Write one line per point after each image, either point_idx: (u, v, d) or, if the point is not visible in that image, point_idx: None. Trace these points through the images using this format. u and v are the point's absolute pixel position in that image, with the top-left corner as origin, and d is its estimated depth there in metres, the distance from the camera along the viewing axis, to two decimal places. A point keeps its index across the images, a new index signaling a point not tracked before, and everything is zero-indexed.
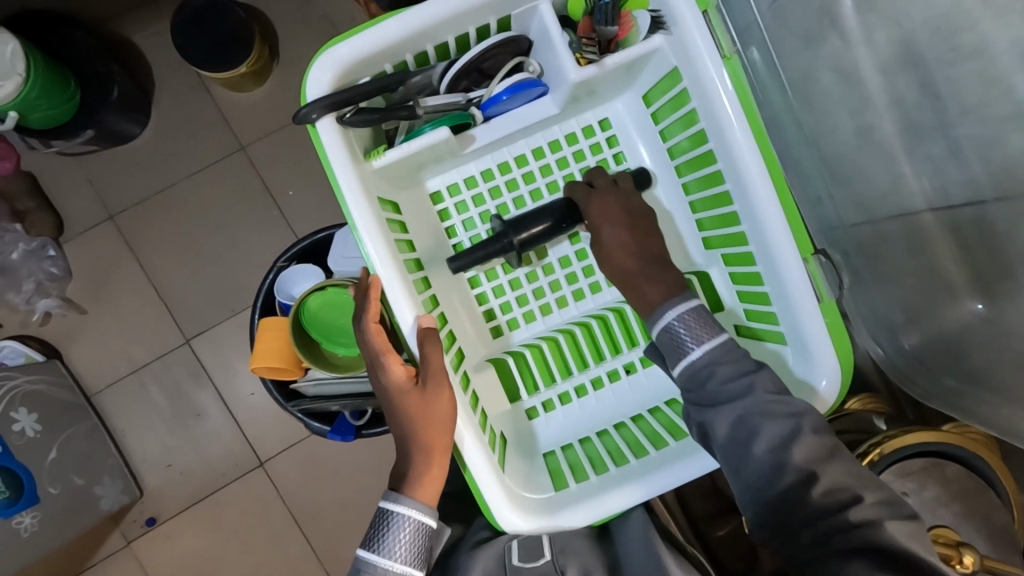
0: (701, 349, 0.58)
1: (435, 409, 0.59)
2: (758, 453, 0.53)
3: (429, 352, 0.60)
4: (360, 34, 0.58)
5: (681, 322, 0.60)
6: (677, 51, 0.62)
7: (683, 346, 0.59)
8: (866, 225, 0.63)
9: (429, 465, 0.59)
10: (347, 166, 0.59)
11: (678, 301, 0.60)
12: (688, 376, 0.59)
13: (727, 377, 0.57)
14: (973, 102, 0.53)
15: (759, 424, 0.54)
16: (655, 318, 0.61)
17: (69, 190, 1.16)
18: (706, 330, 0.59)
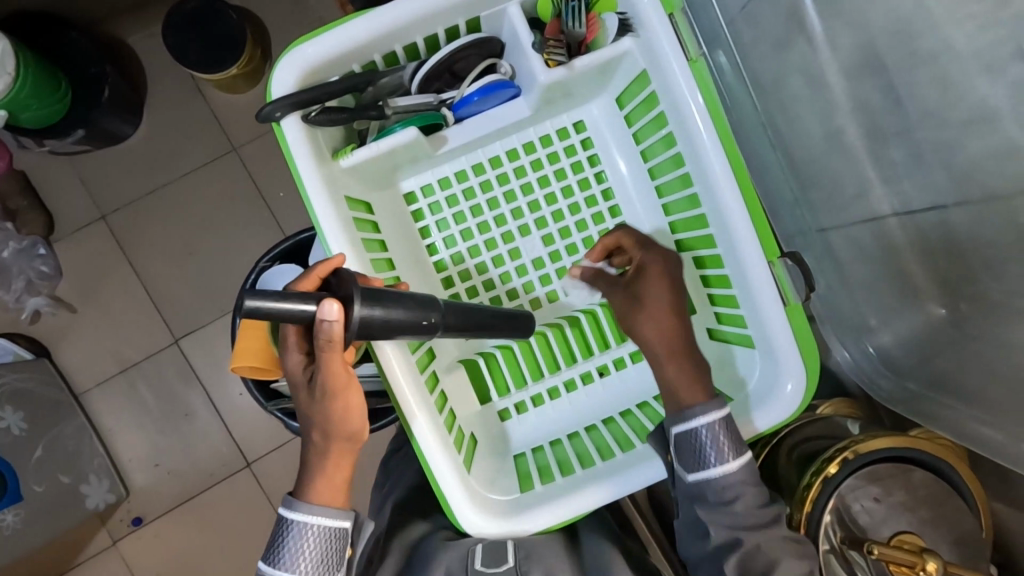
0: (722, 467, 0.57)
1: (351, 415, 0.56)
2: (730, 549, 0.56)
3: (324, 362, 0.51)
4: (326, 34, 0.59)
5: (709, 432, 0.57)
6: (645, 54, 0.62)
7: (701, 456, 0.57)
8: (835, 230, 0.62)
9: (338, 468, 0.58)
10: (311, 166, 0.60)
11: (713, 410, 0.57)
12: (696, 484, 0.58)
13: (736, 499, 0.56)
14: (933, 104, 0.53)
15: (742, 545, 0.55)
16: (682, 418, 0.58)
17: (61, 189, 1.17)
18: (730, 451, 0.57)
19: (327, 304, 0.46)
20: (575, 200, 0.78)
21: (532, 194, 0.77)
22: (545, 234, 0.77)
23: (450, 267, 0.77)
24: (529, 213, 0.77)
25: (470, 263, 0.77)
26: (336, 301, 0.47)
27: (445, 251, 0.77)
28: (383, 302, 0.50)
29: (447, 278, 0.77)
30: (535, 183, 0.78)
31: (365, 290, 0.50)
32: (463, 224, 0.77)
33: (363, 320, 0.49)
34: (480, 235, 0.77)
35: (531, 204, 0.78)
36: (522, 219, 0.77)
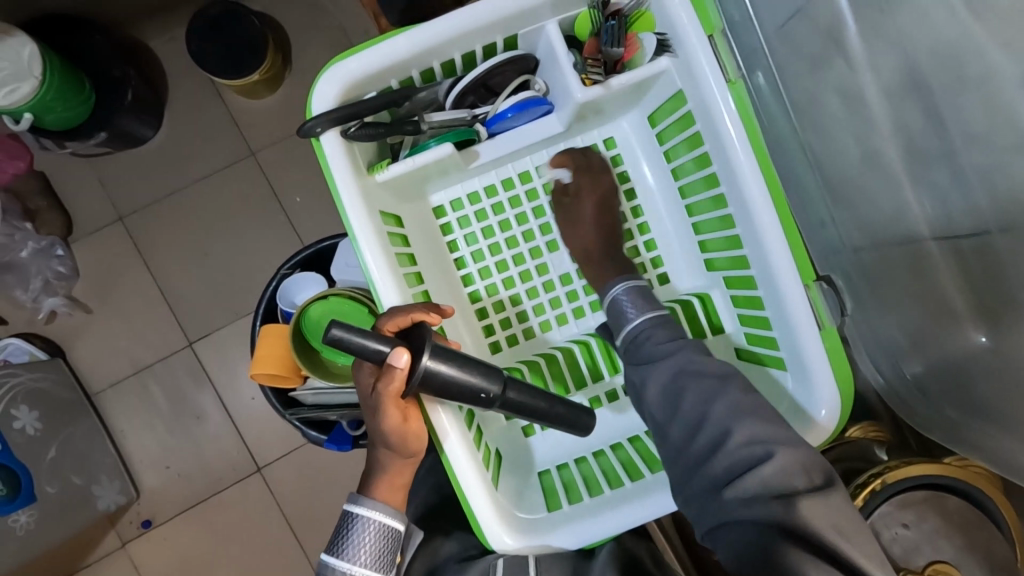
0: (641, 318, 0.66)
1: (409, 441, 0.58)
2: (686, 411, 0.57)
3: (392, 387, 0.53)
4: (366, 49, 0.59)
5: (626, 297, 0.67)
6: (683, 72, 0.62)
7: (625, 315, 0.67)
8: (868, 250, 0.62)
9: (396, 481, 0.59)
10: (349, 180, 0.59)
11: (626, 279, 0.69)
12: (629, 343, 0.66)
13: (660, 341, 0.63)
14: (977, 130, 0.53)
15: (688, 386, 0.58)
16: (606, 291, 0.70)
17: (80, 190, 1.17)
18: (648, 304, 0.67)
19: (398, 350, 0.52)
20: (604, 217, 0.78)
21: None
22: (573, 249, 0.78)
23: (477, 280, 0.78)
24: (557, 229, 0.78)
25: (497, 277, 0.78)
26: (406, 350, 0.52)
27: (473, 265, 0.78)
28: (451, 361, 0.54)
29: (474, 292, 0.78)
30: None
31: (438, 346, 0.55)
32: (491, 238, 0.78)
33: (425, 372, 0.53)
34: (508, 250, 0.78)
35: (559, 219, 0.79)
36: (551, 234, 0.78)
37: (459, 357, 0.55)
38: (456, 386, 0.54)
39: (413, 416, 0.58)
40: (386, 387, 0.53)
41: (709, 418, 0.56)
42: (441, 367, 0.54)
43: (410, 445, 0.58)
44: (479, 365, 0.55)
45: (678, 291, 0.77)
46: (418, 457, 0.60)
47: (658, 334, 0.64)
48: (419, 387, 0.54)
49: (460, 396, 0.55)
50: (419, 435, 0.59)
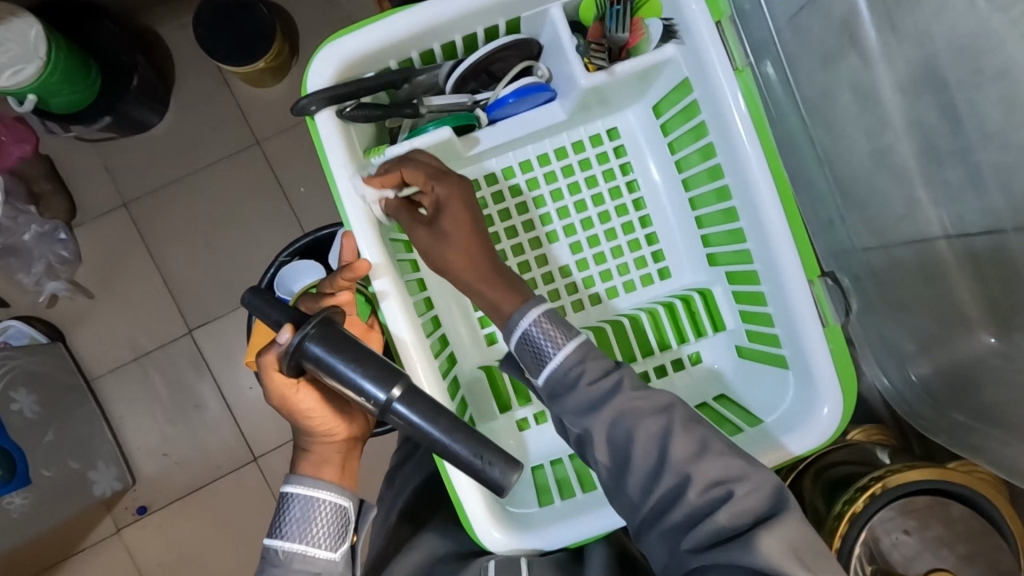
0: (559, 353, 0.54)
1: (306, 417, 0.58)
2: (642, 461, 0.51)
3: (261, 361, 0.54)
4: (365, 28, 0.57)
5: (537, 328, 0.55)
6: (690, 62, 0.61)
7: (542, 354, 0.54)
8: (877, 250, 0.59)
9: (312, 457, 0.59)
10: (344, 162, 0.59)
11: (530, 308, 0.55)
12: (552, 384, 0.54)
13: (593, 378, 0.53)
14: (994, 127, 0.51)
15: (633, 439, 0.51)
16: (509, 328, 0.56)
17: (84, 174, 1.17)
18: (562, 334, 0.54)
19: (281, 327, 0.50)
20: (605, 209, 0.76)
21: (561, 201, 0.76)
22: (573, 241, 0.76)
23: None
24: (558, 220, 0.76)
25: None
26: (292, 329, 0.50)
27: None
28: (334, 350, 0.48)
29: None
30: (566, 190, 0.76)
31: (333, 329, 0.49)
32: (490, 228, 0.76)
33: (301, 350, 0.48)
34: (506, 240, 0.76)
35: (560, 210, 0.76)
36: (551, 225, 0.76)
37: (346, 345, 0.48)
38: (335, 377, 0.48)
39: (307, 392, 0.57)
40: (267, 356, 0.54)
41: (669, 464, 0.50)
42: (319, 354, 0.48)
43: (311, 420, 0.58)
44: (370, 360, 0.48)
45: (679, 286, 0.75)
46: (328, 432, 0.60)
47: (591, 367, 0.53)
48: (302, 365, 0.49)
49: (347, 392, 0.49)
50: (318, 412, 0.58)
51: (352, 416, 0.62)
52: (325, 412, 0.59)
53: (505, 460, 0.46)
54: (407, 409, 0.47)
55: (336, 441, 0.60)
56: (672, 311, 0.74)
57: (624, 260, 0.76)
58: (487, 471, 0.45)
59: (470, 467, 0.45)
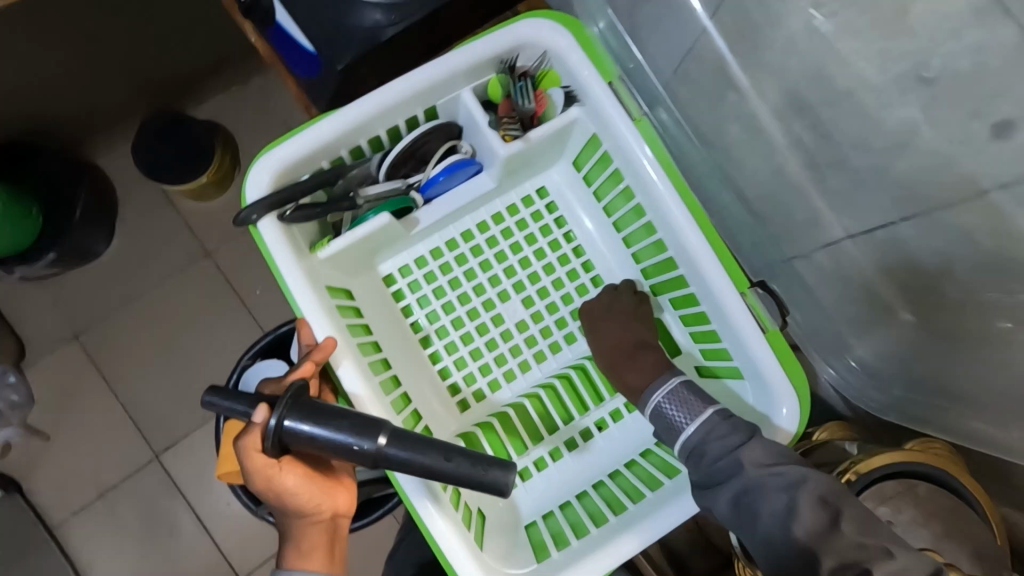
0: (695, 423, 0.59)
1: (292, 501, 0.56)
2: (766, 525, 0.51)
3: (242, 446, 0.52)
4: (294, 137, 0.62)
5: (670, 401, 0.62)
6: (593, 118, 0.67)
7: (675, 424, 0.61)
8: (798, 258, 0.64)
9: (301, 545, 0.57)
10: (291, 261, 0.61)
11: (663, 381, 0.64)
12: (690, 454, 0.59)
13: (720, 445, 0.57)
14: (857, 138, 0.57)
15: (764, 503, 0.51)
16: (645, 401, 0.64)
17: (32, 314, 1.15)
18: (698, 405, 0.60)
19: (256, 408, 0.52)
20: (548, 261, 0.80)
21: (506, 261, 0.80)
22: (524, 296, 0.80)
23: (435, 340, 0.78)
24: (506, 279, 0.80)
25: (455, 334, 0.78)
26: (266, 408, 0.51)
27: (429, 326, 0.78)
28: (310, 418, 0.50)
29: (434, 352, 0.78)
30: (509, 251, 0.80)
31: (301, 401, 0.51)
32: (444, 297, 0.79)
33: (280, 430, 0.50)
34: (461, 307, 0.79)
35: (506, 270, 0.80)
36: (501, 284, 0.80)
37: (321, 412, 0.51)
38: (323, 442, 0.50)
39: (290, 472, 0.55)
40: (246, 439, 0.52)
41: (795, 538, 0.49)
42: (298, 426, 0.50)
43: (297, 504, 0.56)
44: (341, 418, 0.50)
45: None
46: (315, 514, 0.58)
47: (711, 448, 0.57)
48: (285, 443, 0.51)
49: (331, 454, 0.50)
50: (304, 491, 0.57)
51: (337, 487, 0.60)
52: (309, 493, 0.57)
53: (488, 462, 0.50)
54: (393, 445, 0.50)
55: (321, 521, 0.59)
56: None
57: (576, 306, 0.80)
58: (480, 479, 0.49)
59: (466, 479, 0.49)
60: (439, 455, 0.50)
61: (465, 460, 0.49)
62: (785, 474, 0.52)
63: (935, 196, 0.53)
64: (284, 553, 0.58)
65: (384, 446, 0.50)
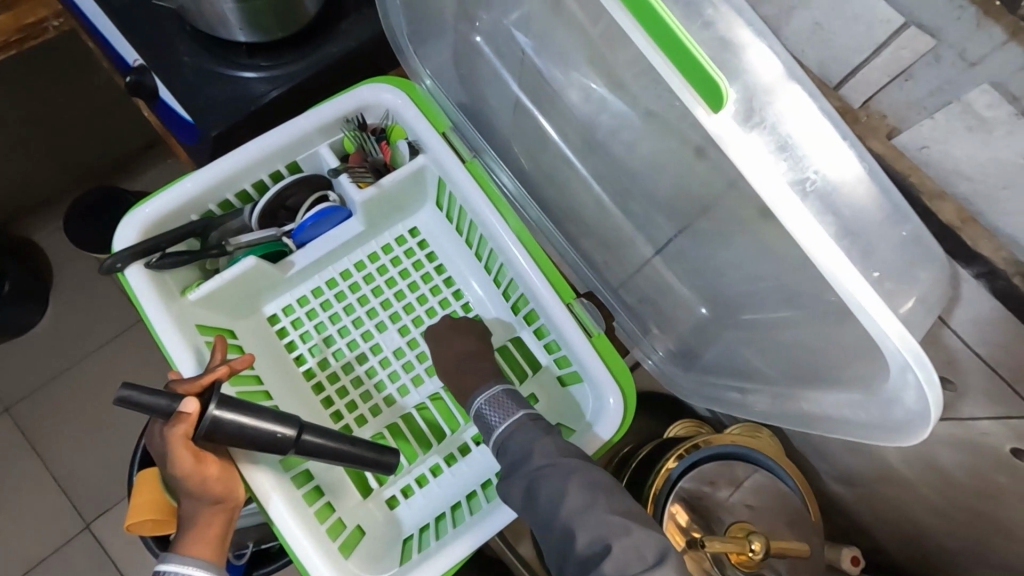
0: (506, 423, 0.67)
1: (209, 487, 0.62)
2: (543, 509, 0.59)
3: (175, 433, 0.59)
4: (161, 193, 0.70)
5: (488, 406, 0.69)
6: (434, 163, 0.78)
7: (492, 425, 0.68)
8: (614, 271, 0.75)
9: (206, 532, 0.62)
10: (157, 304, 0.67)
11: (486, 389, 0.71)
12: (498, 449, 0.67)
13: (520, 441, 0.65)
14: (631, 167, 0.65)
15: (543, 488, 0.59)
16: (471, 406, 0.71)
17: (20, 399, 1.44)
18: (509, 409, 0.68)
19: (186, 399, 0.60)
20: (421, 292, 0.88)
21: (382, 295, 0.88)
22: (400, 325, 0.87)
23: (318, 372, 0.84)
24: (383, 311, 0.87)
25: (337, 365, 0.85)
26: (196, 400, 0.61)
27: (312, 359, 0.85)
28: (237, 411, 0.61)
29: (317, 383, 0.84)
30: (385, 285, 0.88)
31: (226, 398, 0.62)
32: (325, 332, 0.86)
33: (211, 420, 0.60)
34: (341, 339, 0.86)
35: (383, 303, 0.87)
36: (378, 316, 0.87)
37: (247, 408, 0.62)
38: (247, 431, 0.61)
39: (212, 463, 0.62)
40: (178, 426, 0.59)
41: (558, 517, 0.57)
42: (226, 417, 0.61)
43: (214, 491, 0.62)
44: (267, 413, 0.63)
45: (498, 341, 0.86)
46: (228, 504, 0.64)
47: (515, 440, 0.65)
48: (210, 434, 0.60)
49: (252, 444, 0.62)
50: (219, 482, 0.63)
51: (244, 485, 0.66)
52: (230, 480, 0.64)
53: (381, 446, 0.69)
54: (312, 433, 0.65)
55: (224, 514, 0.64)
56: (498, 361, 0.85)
57: None
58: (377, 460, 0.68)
59: (365, 460, 0.68)
60: (348, 443, 0.67)
61: (365, 445, 0.68)
62: (568, 467, 0.60)
63: (688, 211, 0.62)
64: (185, 542, 0.62)
65: (303, 436, 0.64)
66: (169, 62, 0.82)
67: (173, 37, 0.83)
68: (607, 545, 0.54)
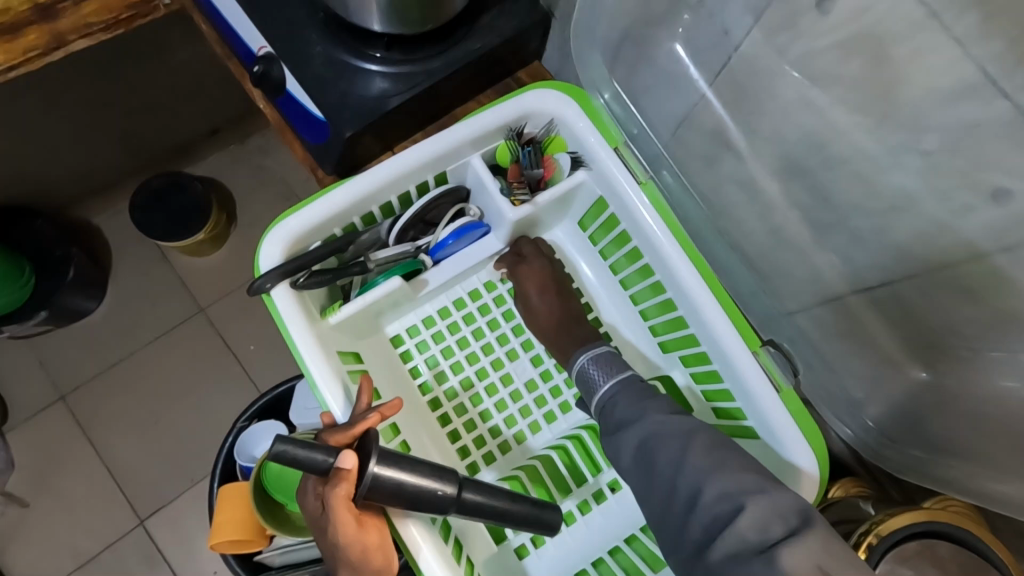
0: (609, 381, 0.66)
1: (368, 560, 0.56)
2: (661, 468, 0.54)
3: (336, 500, 0.53)
4: (308, 207, 0.64)
5: (592, 364, 0.68)
6: (600, 182, 0.72)
7: (595, 384, 0.67)
8: (801, 313, 0.64)
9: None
10: (303, 328, 0.62)
11: (589, 349, 0.70)
12: (604, 405, 0.65)
13: (626, 405, 0.62)
14: (858, 198, 0.55)
15: (659, 448, 0.56)
16: (573, 363, 0.70)
17: (74, 390, 1.39)
18: (613, 368, 0.67)
19: (344, 454, 0.54)
20: None
21: (513, 319, 0.80)
22: (532, 354, 0.79)
23: (444, 403, 0.77)
24: (514, 338, 0.80)
25: (464, 396, 0.77)
26: (353, 454, 0.54)
27: (438, 387, 0.77)
28: (395, 466, 0.55)
29: (443, 415, 0.77)
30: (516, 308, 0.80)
31: (384, 451, 0.56)
32: (452, 357, 0.78)
33: (372, 479, 0.54)
34: (470, 367, 0.78)
35: (514, 329, 0.80)
36: (509, 343, 0.80)
37: (405, 460, 0.56)
38: (407, 489, 0.55)
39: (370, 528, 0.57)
40: (338, 490, 0.53)
41: (682, 472, 0.53)
42: (386, 472, 0.54)
43: (374, 565, 0.57)
44: (428, 464, 0.57)
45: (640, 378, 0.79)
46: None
47: (623, 397, 0.63)
48: (370, 493, 0.54)
49: (412, 504, 0.55)
50: (379, 551, 0.57)
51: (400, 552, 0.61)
52: (389, 551, 0.58)
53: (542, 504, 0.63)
54: (472, 488, 0.58)
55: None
56: None
57: None
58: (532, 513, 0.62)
59: (532, 519, 0.61)
60: (515, 504, 0.61)
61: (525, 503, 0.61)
62: (678, 424, 0.57)
63: (931, 256, 0.52)
64: None
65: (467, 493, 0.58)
66: (300, 52, 0.74)
67: (304, 25, 0.75)
68: (739, 503, 0.48)
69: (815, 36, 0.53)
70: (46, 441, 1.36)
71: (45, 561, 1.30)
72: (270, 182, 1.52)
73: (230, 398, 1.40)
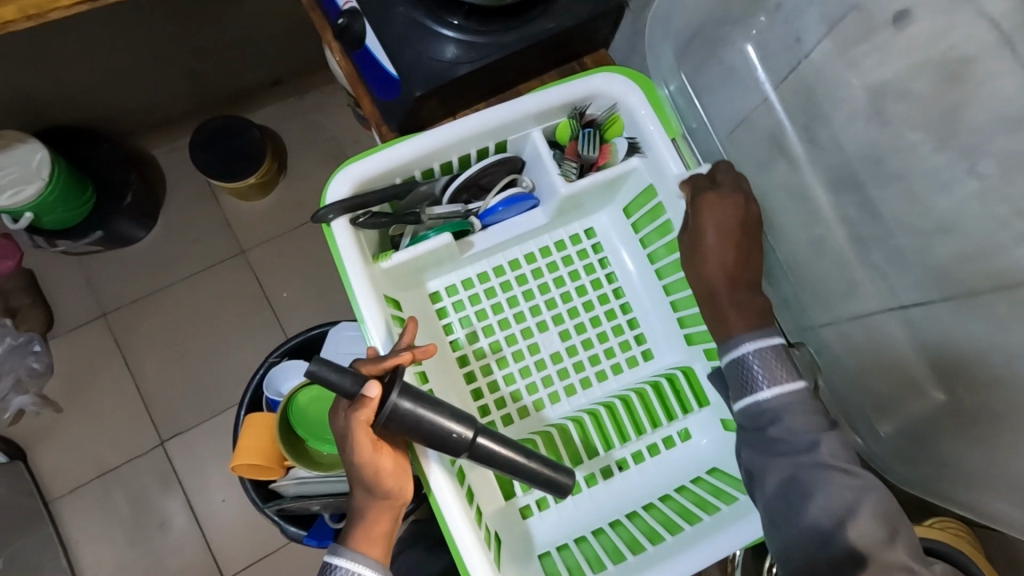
0: (771, 389, 0.59)
1: (381, 480, 0.61)
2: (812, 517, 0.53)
3: (355, 423, 0.57)
4: (373, 155, 0.68)
5: (757, 357, 0.60)
6: (652, 170, 0.74)
7: (752, 381, 0.60)
8: (831, 326, 0.66)
9: (374, 531, 0.61)
10: (356, 262, 0.66)
11: (759, 337, 0.61)
12: (749, 407, 0.60)
13: (797, 421, 0.57)
14: (905, 217, 0.57)
15: (821, 485, 0.53)
16: (732, 345, 0.62)
17: (116, 309, 1.46)
18: (786, 374, 0.59)
19: (369, 383, 0.58)
20: (588, 298, 0.84)
21: (548, 293, 0.83)
22: (562, 328, 0.82)
23: (472, 360, 0.81)
24: (547, 310, 0.83)
25: (491, 357, 0.81)
26: (377, 385, 0.58)
27: (468, 345, 0.81)
28: (416, 402, 0.58)
29: (469, 372, 0.80)
30: (552, 283, 0.84)
31: (408, 388, 0.59)
32: (485, 320, 0.82)
33: (392, 410, 0.58)
34: (500, 331, 0.82)
35: (548, 301, 0.83)
36: (540, 315, 0.83)
37: (427, 400, 0.59)
38: (424, 425, 0.58)
39: (386, 454, 0.61)
40: (359, 414, 0.57)
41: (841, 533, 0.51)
42: (405, 404, 0.58)
43: (386, 487, 0.61)
44: (449, 407, 0.60)
45: (662, 366, 0.82)
46: (394, 502, 0.62)
47: (790, 417, 0.57)
48: (388, 422, 0.58)
49: (429, 439, 0.59)
50: (393, 476, 0.62)
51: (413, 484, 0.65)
52: (401, 477, 0.62)
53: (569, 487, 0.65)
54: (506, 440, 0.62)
55: (393, 512, 0.63)
56: (659, 390, 0.81)
57: (610, 345, 0.83)
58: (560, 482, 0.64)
59: (547, 480, 0.63)
60: (544, 469, 0.63)
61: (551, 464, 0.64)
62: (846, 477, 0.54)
63: (968, 280, 0.53)
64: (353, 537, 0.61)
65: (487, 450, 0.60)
66: (384, 11, 0.77)
67: None
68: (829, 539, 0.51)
69: (888, 54, 0.54)
70: (83, 353, 1.44)
71: (70, 464, 1.37)
72: (320, 140, 1.56)
73: (259, 341, 1.46)
